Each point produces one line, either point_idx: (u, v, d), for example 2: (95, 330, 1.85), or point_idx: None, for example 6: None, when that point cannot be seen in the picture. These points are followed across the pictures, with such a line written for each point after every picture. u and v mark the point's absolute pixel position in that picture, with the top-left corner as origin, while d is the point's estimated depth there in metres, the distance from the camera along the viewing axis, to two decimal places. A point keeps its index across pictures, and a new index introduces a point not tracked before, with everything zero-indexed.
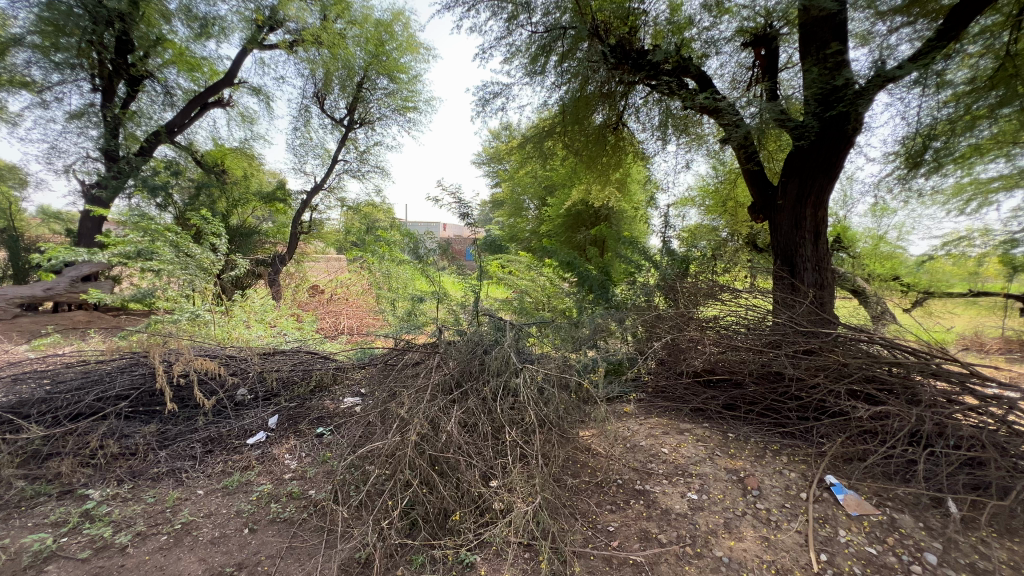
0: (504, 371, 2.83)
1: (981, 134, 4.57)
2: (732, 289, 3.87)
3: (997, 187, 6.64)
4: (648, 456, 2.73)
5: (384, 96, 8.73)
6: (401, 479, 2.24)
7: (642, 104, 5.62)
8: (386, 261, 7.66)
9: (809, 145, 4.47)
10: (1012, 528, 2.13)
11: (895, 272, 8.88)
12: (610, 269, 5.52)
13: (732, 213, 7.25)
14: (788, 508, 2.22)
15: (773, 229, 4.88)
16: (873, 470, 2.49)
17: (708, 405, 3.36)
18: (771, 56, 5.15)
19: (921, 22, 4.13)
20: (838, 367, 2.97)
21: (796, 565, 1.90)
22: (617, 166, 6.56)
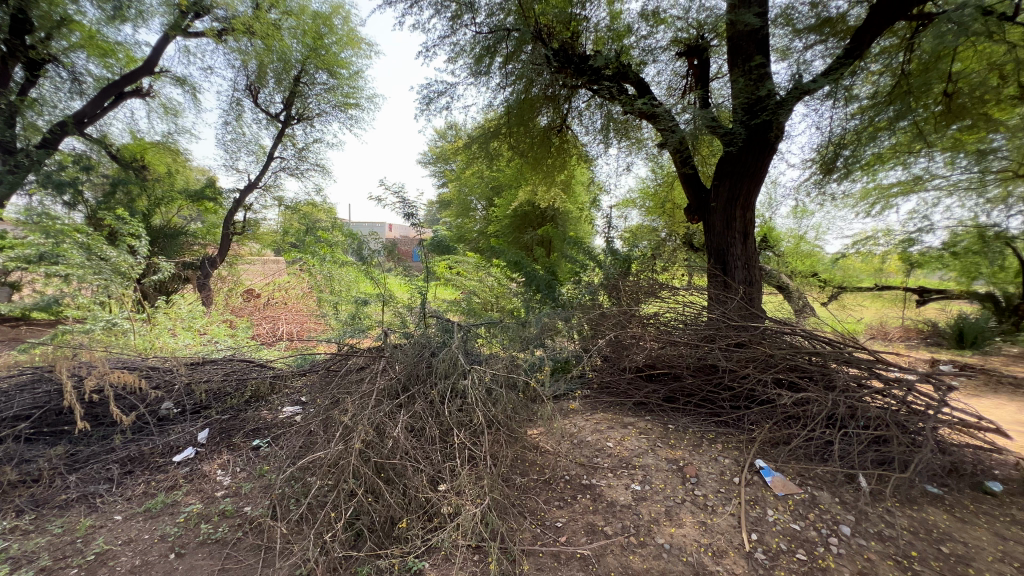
0: (451, 373, 2.81)
1: (882, 145, 5.09)
2: (670, 287, 4.06)
3: (897, 192, 7.63)
4: (593, 451, 2.80)
5: (324, 91, 8.39)
6: (344, 489, 2.16)
7: (585, 108, 5.76)
8: (327, 263, 7.36)
9: (737, 150, 4.76)
10: (912, 497, 2.39)
11: (814, 269, 9.72)
12: (556, 269, 5.61)
13: (670, 214, 7.61)
14: (722, 492, 2.36)
15: (707, 230, 5.14)
16: (796, 452, 2.70)
17: (650, 399, 3.48)
18: (703, 66, 5.41)
19: (832, 40, 4.67)
20: (765, 358, 3.20)
21: (730, 546, 2.02)
22: (562, 168, 6.70)
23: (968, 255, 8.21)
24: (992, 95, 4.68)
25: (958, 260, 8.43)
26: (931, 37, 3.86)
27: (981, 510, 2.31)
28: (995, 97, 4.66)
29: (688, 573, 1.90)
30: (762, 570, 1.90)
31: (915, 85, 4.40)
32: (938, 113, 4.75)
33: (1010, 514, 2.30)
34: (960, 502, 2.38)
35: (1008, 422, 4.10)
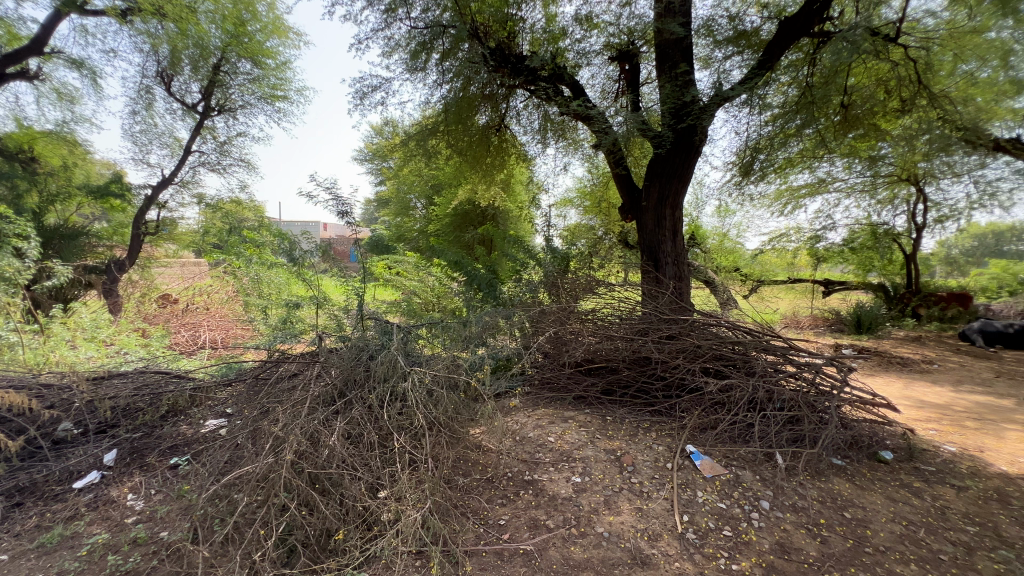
0: (390, 376, 2.74)
1: (792, 150, 5.56)
2: (606, 283, 4.20)
3: (805, 194, 8.45)
4: (535, 447, 2.83)
5: (247, 81, 7.83)
6: (275, 504, 2.04)
7: (523, 108, 5.81)
8: (254, 265, 6.89)
9: (665, 152, 5.02)
10: (820, 470, 2.63)
11: (737, 264, 10.51)
12: (497, 267, 5.63)
13: (606, 213, 7.90)
14: (657, 478, 2.48)
15: (640, 228, 5.35)
16: (722, 436, 2.89)
17: (589, 392, 3.58)
18: (634, 71, 5.62)
19: (747, 52, 5.07)
20: (693, 349, 3.40)
21: (664, 528, 2.13)
22: (501, 167, 6.72)
23: (864, 251, 9.72)
24: (879, 107, 5.33)
25: (856, 255, 9.86)
26: (829, 53, 4.28)
27: (876, 477, 2.60)
28: (881, 110, 5.29)
29: (627, 559, 1.97)
30: (694, 549, 2.02)
31: (818, 97, 4.82)
32: (836, 122, 5.27)
33: (899, 479, 2.61)
34: (858, 471, 2.67)
35: (897, 397, 4.65)
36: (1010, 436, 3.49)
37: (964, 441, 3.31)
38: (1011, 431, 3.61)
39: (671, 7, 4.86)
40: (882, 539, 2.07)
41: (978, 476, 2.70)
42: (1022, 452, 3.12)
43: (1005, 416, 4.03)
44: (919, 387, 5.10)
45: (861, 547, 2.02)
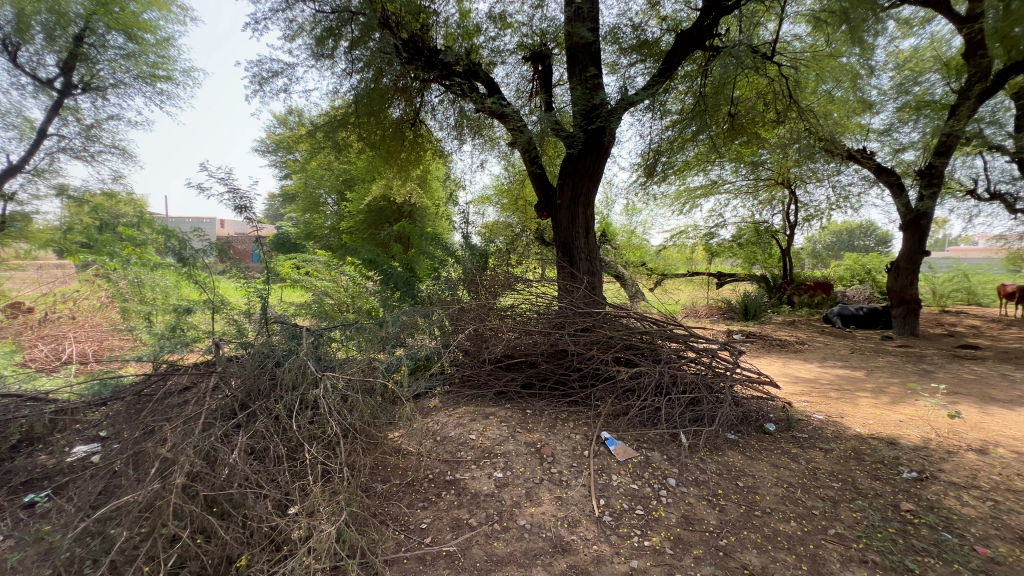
0: (300, 383, 2.58)
1: (689, 154, 6.06)
2: (524, 279, 4.28)
3: (700, 194, 9.27)
4: (456, 445, 2.81)
5: (120, 57, 6.48)
6: (163, 534, 1.81)
7: (438, 103, 5.73)
8: (134, 266, 6.09)
9: (577, 152, 5.22)
10: (717, 445, 2.91)
11: (643, 259, 11.32)
12: (415, 266, 5.50)
13: (523, 211, 8.10)
14: (575, 466, 2.58)
15: (555, 226, 5.51)
16: (633, 420, 3.08)
17: (509, 387, 3.63)
18: (546, 72, 5.74)
19: (649, 61, 5.44)
20: (606, 341, 3.57)
21: (583, 514, 2.23)
22: (417, 163, 6.57)
23: (749, 245, 10.96)
24: (758, 118, 5.99)
25: (742, 250, 11.10)
26: (719, 66, 4.72)
27: (762, 448, 2.93)
28: (760, 120, 5.95)
29: (548, 548, 2.02)
30: (609, 531, 2.13)
31: (709, 106, 5.31)
32: (725, 130, 5.82)
33: (780, 447, 2.97)
34: (748, 443, 2.99)
35: (777, 375, 5.28)
36: (861, 402, 4.12)
37: (829, 410, 3.85)
38: (862, 398, 4.27)
39: (580, 12, 5.08)
40: (769, 502, 2.34)
41: (840, 439, 3.15)
42: (870, 416, 3.70)
43: (858, 386, 4.76)
44: (794, 365, 5.84)
45: (752, 511, 2.26)
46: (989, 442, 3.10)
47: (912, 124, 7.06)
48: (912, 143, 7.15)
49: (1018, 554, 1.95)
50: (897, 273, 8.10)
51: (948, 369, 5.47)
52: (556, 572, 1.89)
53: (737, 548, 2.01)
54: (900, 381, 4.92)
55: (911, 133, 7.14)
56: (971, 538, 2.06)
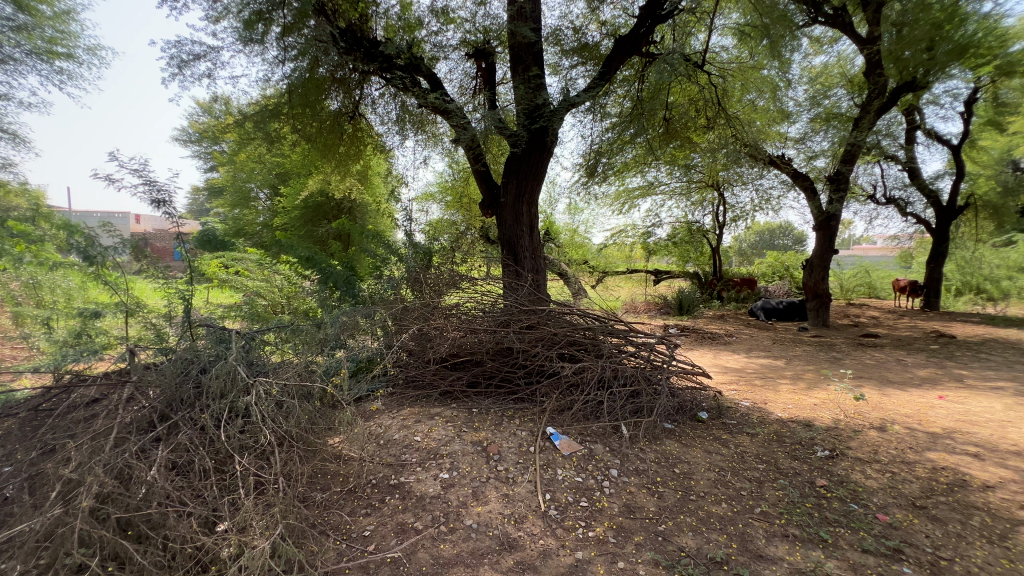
0: (228, 391, 2.40)
1: (627, 155, 6.29)
2: (469, 278, 4.24)
3: (638, 194, 9.67)
4: (401, 448, 2.74)
5: (7, 29, 5.66)
6: (66, 565, 1.64)
7: (379, 96, 5.56)
8: (28, 266, 5.41)
9: (521, 151, 5.25)
10: (656, 435, 3.05)
11: (585, 257, 11.65)
12: (355, 264, 5.30)
13: (467, 208, 8.05)
14: (521, 463, 2.60)
15: (499, 224, 5.52)
16: (576, 415, 3.16)
17: (455, 386, 3.60)
18: (490, 69, 5.74)
19: (590, 64, 5.69)
20: (550, 337, 3.62)
21: (529, 510, 2.25)
22: (357, 158, 6.35)
23: (682, 244, 11.58)
24: (691, 123, 6.31)
25: (677, 248, 11.71)
26: (655, 72, 4.93)
27: (696, 435, 3.11)
28: (692, 125, 6.28)
29: (496, 546, 2.03)
30: (555, 524, 2.17)
31: (646, 111, 5.54)
32: (660, 133, 6.09)
33: (712, 433, 3.16)
34: (683, 432, 3.16)
35: (708, 366, 5.62)
36: (782, 389, 4.47)
37: (755, 397, 4.15)
38: (782, 384, 4.64)
39: (523, 12, 5.13)
40: (703, 486, 2.48)
41: (764, 424, 3.41)
42: (790, 401, 4.03)
43: (780, 374, 5.17)
44: (724, 356, 6.23)
45: (687, 496, 2.39)
46: (887, 420, 3.48)
47: (822, 134, 7.76)
48: (823, 151, 7.84)
49: (912, 518, 2.21)
50: (811, 268, 8.78)
51: (853, 356, 6.08)
52: (503, 569, 1.90)
53: (674, 532, 2.11)
54: (814, 368, 5.40)
55: (822, 142, 7.82)
56: (874, 507, 2.30)
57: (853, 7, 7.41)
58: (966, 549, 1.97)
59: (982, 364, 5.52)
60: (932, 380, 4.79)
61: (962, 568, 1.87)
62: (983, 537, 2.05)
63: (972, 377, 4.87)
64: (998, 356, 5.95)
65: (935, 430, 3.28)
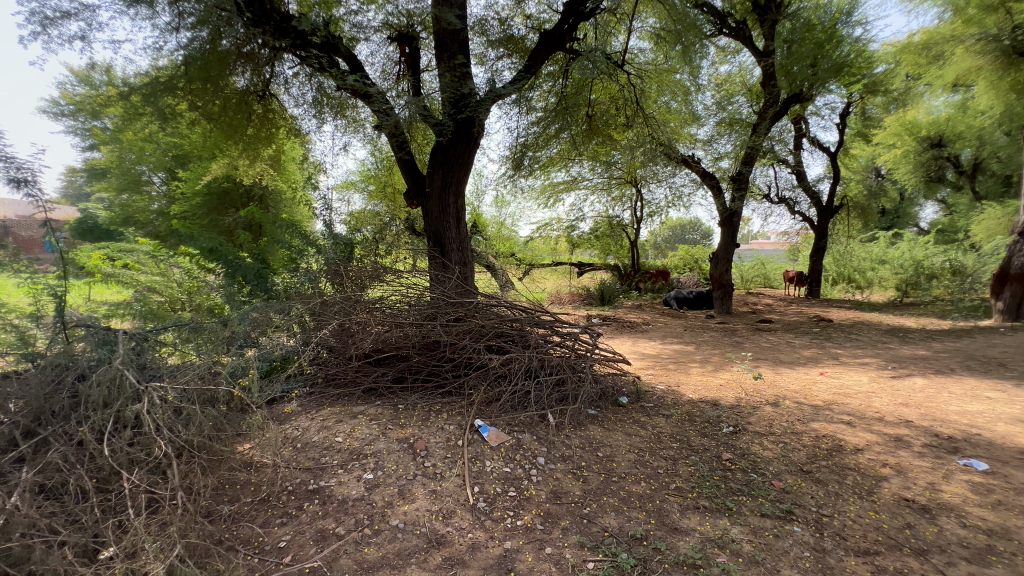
0: (113, 399, 2.12)
1: (552, 150, 6.43)
2: (393, 270, 4.09)
3: (563, 188, 9.92)
4: (320, 451, 2.60)
5: None
6: None
7: (293, 76, 5.16)
8: None
9: (447, 141, 5.16)
10: (580, 421, 3.17)
11: (512, 250, 11.84)
12: (267, 256, 4.93)
13: (392, 198, 7.85)
14: (449, 457, 2.59)
15: (425, 215, 5.39)
16: (504, 405, 3.19)
17: (380, 383, 3.47)
18: (413, 54, 5.59)
19: (516, 56, 5.68)
20: (478, 329, 3.60)
21: (457, 504, 2.24)
22: (268, 141, 5.88)
23: (603, 236, 12.19)
24: (611, 121, 6.56)
25: (599, 241, 12.27)
26: (580, 68, 5.06)
27: (617, 419, 3.28)
28: (613, 123, 6.54)
29: (423, 544, 1.99)
30: (484, 516, 2.18)
31: (570, 106, 5.69)
32: (583, 130, 6.30)
33: (631, 417, 3.36)
34: (605, 417, 3.31)
35: (628, 353, 5.96)
36: (692, 372, 4.85)
37: (669, 380, 4.48)
38: (692, 368, 5.04)
39: None
40: (624, 467, 2.62)
41: (677, 405, 3.67)
42: (699, 383, 4.38)
43: (690, 358, 5.61)
44: (642, 343, 6.63)
45: (610, 478, 2.51)
46: (780, 396, 3.90)
47: (726, 137, 8.45)
48: (727, 153, 8.56)
49: (800, 482, 2.49)
50: (717, 260, 9.54)
51: (752, 340, 6.75)
52: (431, 567, 1.87)
53: (598, 514, 2.21)
54: (719, 352, 5.93)
55: (726, 145, 8.53)
56: (769, 475, 2.57)
57: (753, 23, 8.09)
58: (842, 505, 2.27)
59: (852, 343, 6.37)
60: (815, 359, 5.45)
61: (840, 522, 2.14)
62: (855, 494, 2.37)
63: (845, 355, 5.61)
64: (865, 336, 6.92)
65: (818, 402, 3.74)
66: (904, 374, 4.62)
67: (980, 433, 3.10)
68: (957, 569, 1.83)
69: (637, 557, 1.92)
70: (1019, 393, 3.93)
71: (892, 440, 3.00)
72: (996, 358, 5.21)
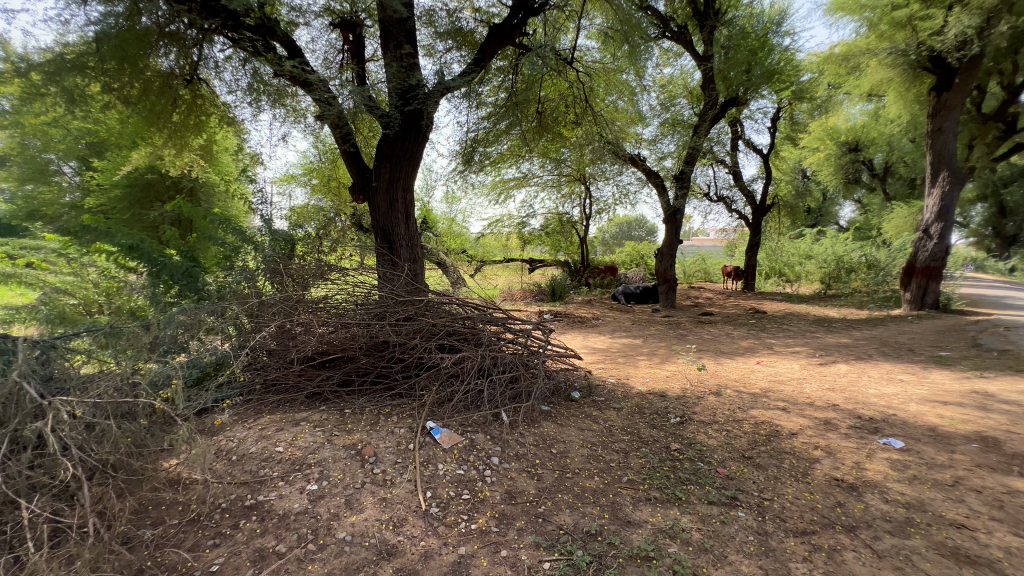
0: (10, 418, 1.91)
1: (503, 145, 6.40)
2: (339, 268, 3.93)
3: (513, 184, 9.95)
4: (260, 462, 2.45)
5: None
6: None
7: (224, 60, 4.82)
8: None
9: (394, 133, 5.02)
10: (534, 418, 3.20)
11: (464, 246, 11.73)
12: (198, 253, 4.59)
13: (337, 193, 7.56)
14: (400, 462, 2.52)
15: (373, 210, 5.22)
16: (457, 406, 3.15)
17: (325, 387, 3.30)
18: (358, 42, 5.38)
19: (465, 49, 5.60)
20: (429, 328, 3.53)
21: (408, 511, 2.18)
22: (197, 129, 5.47)
23: (554, 233, 12.35)
24: (561, 118, 6.63)
25: (550, 237, 12.43)
26: (530, 64, 5.07)
27: (569, 415, 3.33)
28: (562, 120, 6.61)
29: (373, 556, 1.92)
30: (437, 522, 2.13)
31: (520, 102, 5.68)
32: (534, 126, 6.34)
33: (583, 411, 3.42)
34: (558, 413, 3.35)
35: (579, 347, 6.08)
36: (640, 364, 5.02)
37: (619, 373, 4.60)
38: (640, 360, 5.22)
39: None
40: (577, 463, 2.66)
41: (627, 398, 3.78)
42: (647, 374, 4.54)
43: (638, 351, 5.80)
44: (592, 338, 6.78)
45: (564, 475, 2.54)
46: (721, 385, 4.11)
47: (669, 137, 8.78)
48: (670, 153, 8.90)
49: (743, 469, 2.64)
50: (661, 256, 9.91)
51: (695, 332, 7.08)
52: None
53: (553, 511, 2.23)
54: (665, 344, 6.18)
55: (669, 145, 8.87)
56: (715, 463, 2.70)
57: (693, 28, 8.46)
58: (780, 489, 2.42)
59: (784, 333, 6.83)
60: (752, 349, 5.81)
61: (779, 505, 2.28)
62: (792, 476, 2.54)
63: (778, 344, 6.02)
64: (795, 326, 7.44)
65: (756, 390, 3.99)
66: (829, 361, 5.01)
67: (895, 413, 3.41)
68: (882, 543, 1.99)
69: (591, 554, 1.94)
70: (926, 375, 4.37)
71: (822, 423, 3.24)
72: (905, 343, 5.77)
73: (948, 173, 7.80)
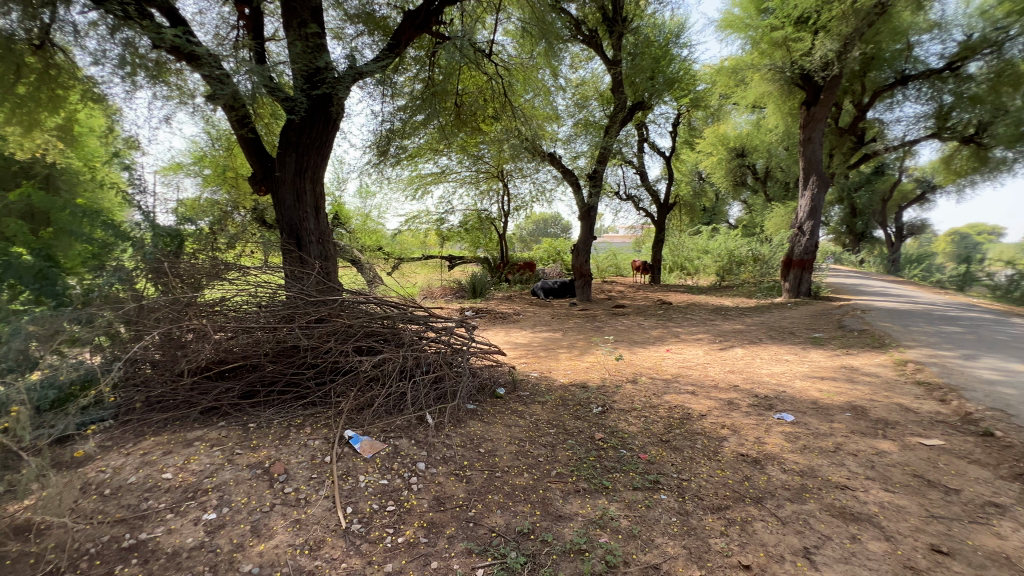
0: None
1: (419, 138, 6.22)
2: (238, 267, 3.55)
3: (430, 179, 9.75)
4: (142, 493, 2.15)
5: None
6: None
7: (88, 27, 4.18)
8: None
9: (300, 119, 4.66)
10: (459, 418, 3.14)
11: (380, 243, 11.23)
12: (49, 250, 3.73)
13: (234, 185, 6.88)
14: (315, 478, 2.34)
15: (277, 204, 4.80)
16: (377, 411, 3.00)
17: (224, 400, 2.97)
18: (254, 17, 4.91)
19: (377, 35, 5.35)
20: (344, 329, 3.32)
21: (327, 532, 2.03)
22: (48, 106, 4.79)
23: (473, 229, 12.31)
24: (479, 113, 6.59)
25: (468, 234, 12.37)
26: (446, 55, 4.98)
27: (495, 412, 3.32)
28: (480, 115, 6.57)
29: None
30: (359, 541, 2.01)
31: (437, 93, 5.55)
32: (452, 120, 6.24)
33: (509, 407, 3.44)
34: (484, 411, 3.33)
35: (501, 343, 6.11)
36: (561, 357, 5.16)
37: (542, 367, 4.69)
38: (561, 353, 5.36)
39: None
40: (505, 461, 2.66)
41: (551, 391, 3.86)
42: (568, 367, 4.68)
43: (558, 344, 5.96)
44: (513, 333, 6.85)
45: (493, 474, 2.53)
46: (637, 373, 4.36)
47: (582, 138, 9.13)
48: (583, 152, 9.26)
49: (661, 452, 2.81)
50: (576, 252, 10.27)
51: (610, 324, 7.44)
52: None
53: (484, 514, 2.20)
54: (583, 337, 6.41)
55: (582, 145, 9.23)
56: (636, 449, 2.84)
57: (603, 33, 8.85)
58: (696, 469, 2.61)
59: (688, 322, 7.42)
60: (661, 337, 6.23)
61: (695, 484, 2.46)
62: (705, 456, 2.75)
63: (683, 332, 6.52)
64: (697, 315, 8.12)
65: (667, 376, 4.28)
66: (727, 346, 5.52)
67: (785, 390, 3.83)
68: (784, 509, 2.22)
69: (525, 554, 1.95)
70: (806, 354, 5.00)
71: (726, 403, 3.56)
72: (787, 327, 6.54)
73: (816, 178, 8.94)
